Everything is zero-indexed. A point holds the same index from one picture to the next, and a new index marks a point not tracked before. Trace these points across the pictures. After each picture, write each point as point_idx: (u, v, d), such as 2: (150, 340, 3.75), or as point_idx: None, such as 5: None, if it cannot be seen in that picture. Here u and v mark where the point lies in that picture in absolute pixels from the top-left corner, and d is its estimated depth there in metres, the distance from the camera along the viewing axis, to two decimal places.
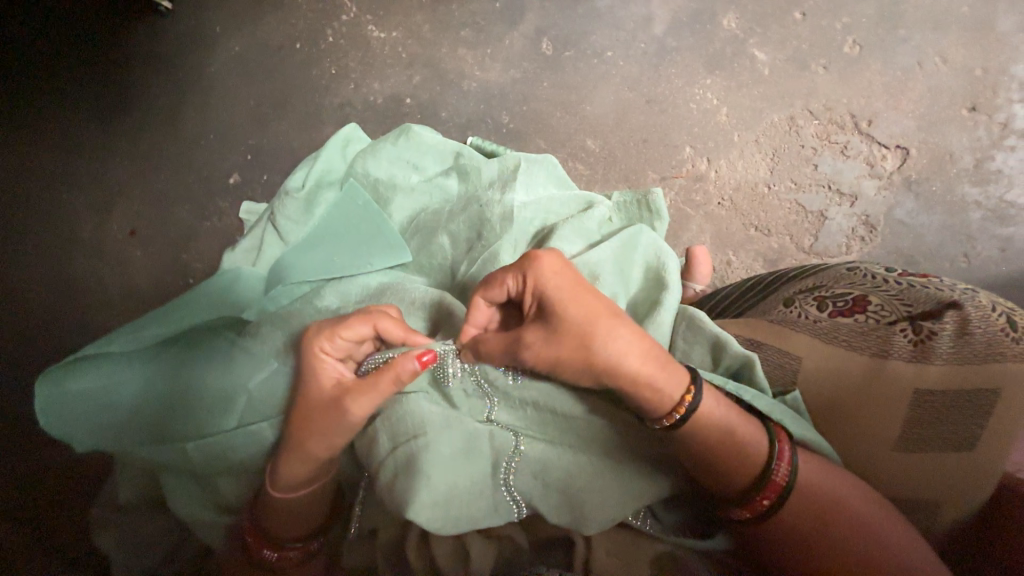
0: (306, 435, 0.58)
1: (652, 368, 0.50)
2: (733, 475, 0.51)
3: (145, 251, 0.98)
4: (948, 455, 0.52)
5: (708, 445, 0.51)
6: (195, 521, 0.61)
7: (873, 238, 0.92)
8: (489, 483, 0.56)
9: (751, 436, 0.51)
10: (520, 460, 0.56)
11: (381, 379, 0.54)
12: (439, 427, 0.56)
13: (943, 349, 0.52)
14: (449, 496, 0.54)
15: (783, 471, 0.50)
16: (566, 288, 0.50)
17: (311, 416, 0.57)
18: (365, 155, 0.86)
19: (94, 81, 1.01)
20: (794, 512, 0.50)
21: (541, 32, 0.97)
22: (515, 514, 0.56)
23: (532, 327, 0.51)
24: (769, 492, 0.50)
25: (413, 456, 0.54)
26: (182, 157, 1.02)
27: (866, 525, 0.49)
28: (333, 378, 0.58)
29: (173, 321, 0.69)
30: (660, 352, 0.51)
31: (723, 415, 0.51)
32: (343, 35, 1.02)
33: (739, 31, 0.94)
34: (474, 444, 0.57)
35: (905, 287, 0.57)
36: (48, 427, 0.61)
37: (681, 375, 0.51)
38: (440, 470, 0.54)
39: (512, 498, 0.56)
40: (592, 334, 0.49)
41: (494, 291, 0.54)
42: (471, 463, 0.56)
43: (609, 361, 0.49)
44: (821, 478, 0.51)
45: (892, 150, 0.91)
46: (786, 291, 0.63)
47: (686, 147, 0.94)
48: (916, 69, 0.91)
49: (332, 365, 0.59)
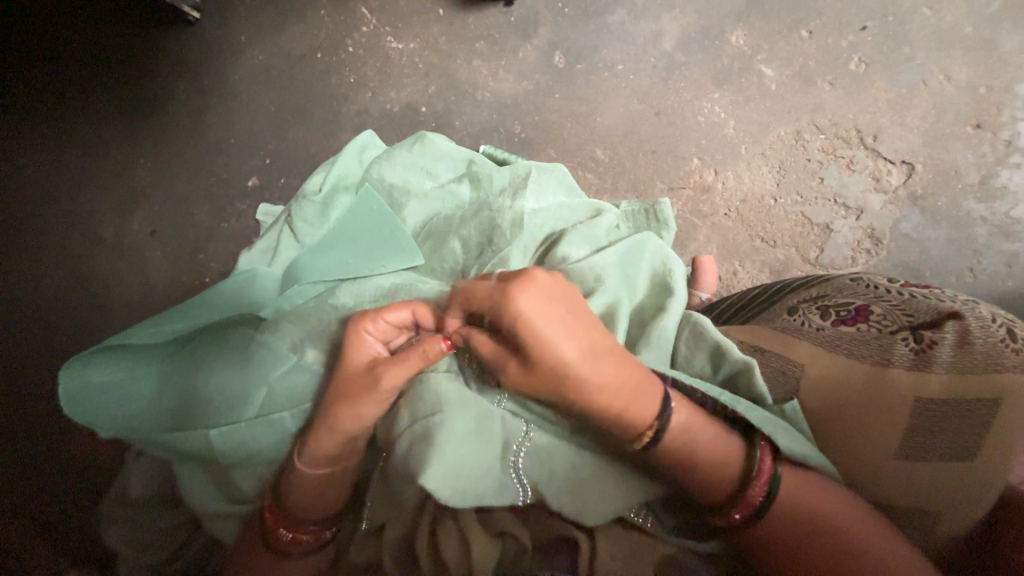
0: (338, 408, 0.58)
1: (626, 402, 0.50)
2: (709, 486, 0.53)
3: (163, 252, 1.02)
4: (952, 464, 0.52)
5: (684, 458, 0.53)
6: (209, 510, 0.65)
7: (879, 252, 0.93)
8: (499, 465, 0.57)
9: (726, 452, 0.53)
10: (531, 444, 0.57)
11: (411, 355, 0.57)
12: (454, 404, 0.57)
13: (944, 358, 0.52)
14: (460, 471, 0.54)
15: (761, 487, 0.52)
16: (550, 326, 0.47)
17: (345, 388, 0.58)
18: (380, 161, 0.88)
19: (123, 87, 1.05)
20: (773, 521, 0.52)
21: (554, 46, 1.00)
22: (519, 497, 0.57)
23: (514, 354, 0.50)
24: (743, 507, 0.52)
25: (429, 428, 0.55)
26: (204, 161, 1.06)
27: (851, 531, 0.50)
28: (371, 355, 0.60)
29: (191, 316, 0.70)
30: (635, 382, 0.50)
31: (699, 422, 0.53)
32: (363, 45, 1.05)
33: (747, 47, 0.96)
34: (486, 423, 0.57)
35: (907, 298, 0.58)
36: (73, 413, 0.64)
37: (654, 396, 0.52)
38: (452, 445, 0.54)
39: (518, 481, 0.57)
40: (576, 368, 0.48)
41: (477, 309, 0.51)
42: (480, 442, 0.56)
43: (585, 398, 0.50)
44: (810, 492, 0.52)
45: (897, 165, 0.93)
46: (790, 300, 0.64)
47: (694, 159, 0.96)
48: (921, 87, 0.93)
49: (369, 345, 0.60)
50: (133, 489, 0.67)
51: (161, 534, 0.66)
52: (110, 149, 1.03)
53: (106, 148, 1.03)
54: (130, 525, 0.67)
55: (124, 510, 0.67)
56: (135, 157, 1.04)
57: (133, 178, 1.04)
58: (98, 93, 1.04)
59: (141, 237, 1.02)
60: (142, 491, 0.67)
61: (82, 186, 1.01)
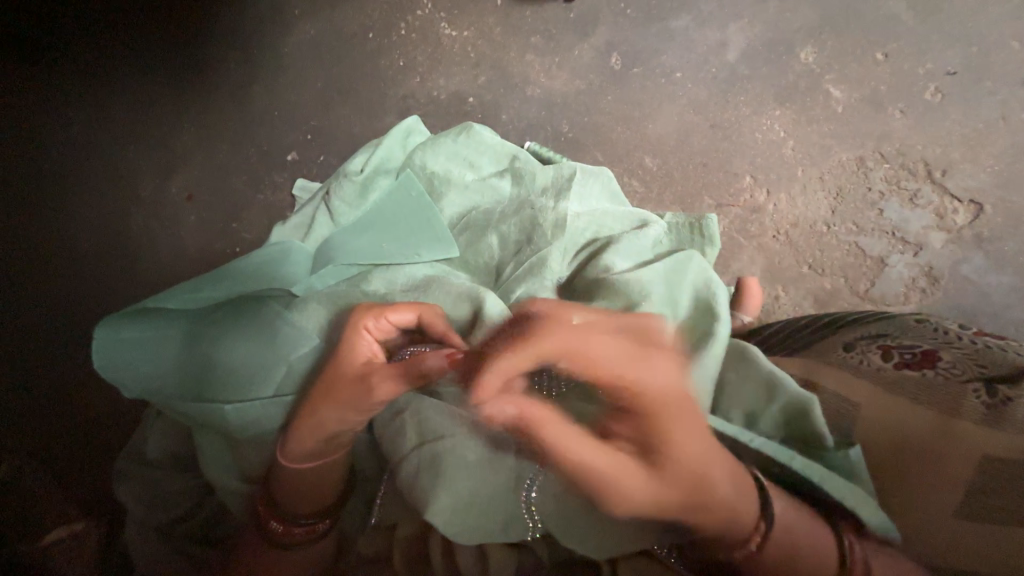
0: (324, 405, 0.59)
1: (700, 483, 0.46)
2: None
3: (198, 216, 1.04)
4: (1005, 529, 0.49)
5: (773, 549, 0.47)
6: (220, 482, 0.65)
7: (936, 291, 0.89)
8: (510, 496, 0.52)
9: (811, 529, 0.48)
10: (546, 481, 0.49)
11: (407, 368, 0.57)
12: (464, 430, 0.53)
13: (1019, 416, 0.51)
14: (468, 504, 0.54)
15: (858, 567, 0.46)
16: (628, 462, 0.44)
17: (338, 385, 0.59)
18: (424, 149, 0.89)
19: (172, 50, 1.05)
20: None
21: (611, 47, 0.98)
22: (529, 534, 0.54)
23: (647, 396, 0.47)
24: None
25: (437, 456, 0.54)
26: (246, 132, 1.07)
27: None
28: (369, 354, 0.60)
29: (229, 285, 0.72)
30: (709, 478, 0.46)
31: (789, 507, 0.49)
32: (415, 29, 1.04)
33: (815, 65, 0.94)
34: (498, 455, 0.51)
35: (981, 349, 0.58)
36: (101, 368, 0.64)
37: (747, 485, 0.48)
38: (461, 477, 0.53)
39: (530, 517, 0.52)
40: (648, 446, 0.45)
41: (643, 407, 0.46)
42: (491, 474, 0.52)
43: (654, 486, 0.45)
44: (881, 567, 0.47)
45: (964, 204, 0.89)
46: (846, 335, 0.64)
47: (746, 176, 0.94)
48: (1000, 123, 0.90)
49: (368, 344, 0.61)
50: (152, 449, 0.69)
51: (172, 492, 0.66)
52: (156, 110, 1.03)
53: (148, 105, 1.02)
54: (142, 480, 0.68)
55: (139, 467, 0.69)
56: (178, 120, 1.04)
57: (174, 140, 1.03)
58: (149, 54, 1.04)
59: (178, 199, 1.01)
60: (160, 450, 0.69)
61: None
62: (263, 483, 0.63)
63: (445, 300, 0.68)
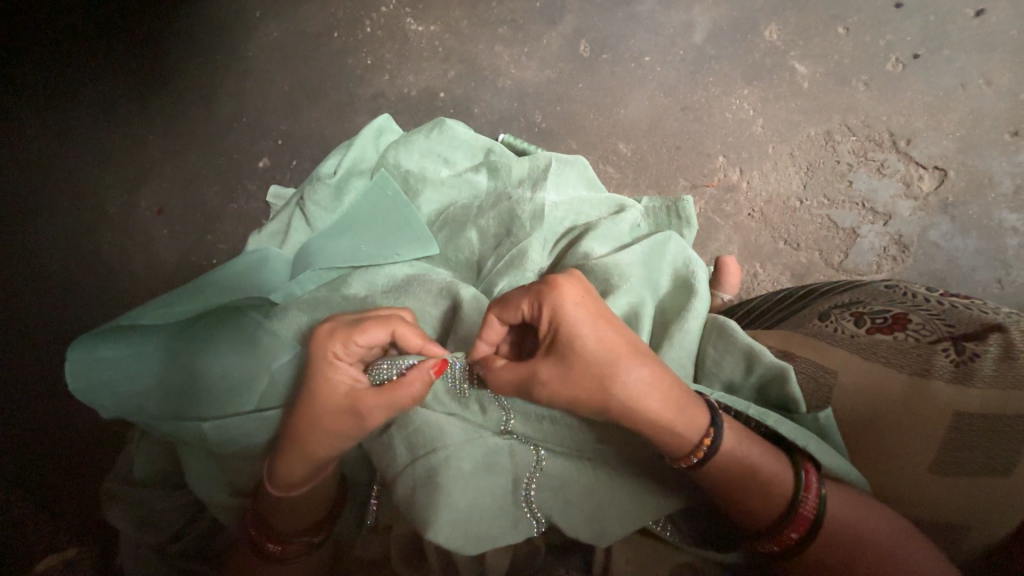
0: (310, 438, 0.54)
1: (674, 414, 0.48)
2: (756, 507, 0.50)
3: (171, 230, 1.01)
4: (976, 480, 0.51)
5: (731, 479, 0.50)
6: (215, 499, 0.63)
7: (905, 259, 0.92)
8: (510, 498, 0.55)
9: (776, 471, 0.50)
10: (541, 475, 0.55)
11: (397, 393, 0.52)
12: (459, 440, 0.55)
13: (986, 372, 0.51)
14: (471, 511, 0.53)
15: (810, 504, 0.49)
16: (578, 390, 0.48)
17: (319, 421, 0.53)
18: (397, 146, 0.86)
19: (128, 60, 1.02)
20: (823, 545, 0.49)
21: (579, 34, 0.98)
22: (534, 529, 0.55)
23: (577, 334, 0.47)
24: (798, 526, 0.49)
25: (432, 470, 0.53)
26: (212, 139, 1.03)
27: (897, 539, 0.49)
28: (346, 385, 0.53)
29: (202, 298, 0.70)
30: (680, 394, 0.49)
31: (774, 460, 0.51)
32: (381, 26, 1.03)
33: (780, 42, 0.95)
34: (494, 458, 0.55)
35: (947, 307, 0.57)
36: (77, 390, 0.62)
37: (697, 408, 0.50)
38: (461, 486, 0.53)
39: (530, 514, 0.55)
40: (577, 369, 0.47)
41: (572, 340, 0.47)
42: (490, 479, 0.54)
43: (626, 407, 0.48)
44: (850, 515, 0.49)
45: (929, 171, 0.92)
46: (820, 305, 0.62)
47: (719, 157, 0.95)
48: (960, 90, 0.92)
49: (345, 371, 0.54)
50: (137, 469, 0.66)
51: (162, 510, 0.64)
52: (118, 124, 1.00)
53: (112, 122, 1.00)
54: (127, 503, 0.64)
55: (124, 489, 0.65)
56: (141, 133, 1.01)
57: (139, 153, 1.01)
58: (104, 64, 1.01)
59: (149, 216, 1.00)
60: (146, 470, 0.65)
61: (86, 159, 0.98)
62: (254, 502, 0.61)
63: (427, 300, 0.68)
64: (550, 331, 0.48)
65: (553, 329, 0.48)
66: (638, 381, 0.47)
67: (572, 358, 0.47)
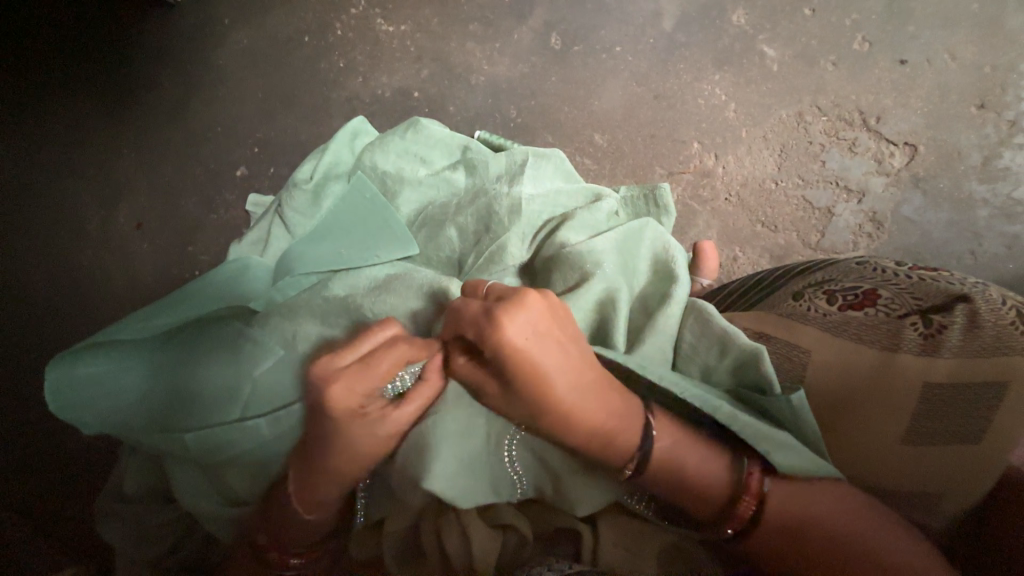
0: (352, 470, 0.55)
1: (611, 435, 0.52)
2: (695, 503, 0.54)
3: (152, 243, 0.99)
4: (948, 448, 0.52)
5: (673, 484, 0.53)
6: (206, 512, 0.61)
7: (880, 235, 0.93)
8: (494, 459, 0.56)
9: (716, 475, 0.53)
10: (522, 439, 0.55)
11: (426, 403, 0.56)
12: (445, 405, 0.56)
13: (953, 343, 0.52)
14: (457, 470, 0.54)
15: (749, 507, 0.51)
16: (515, 408, 0.52)
17: (364, 455, 0.54)
18: (373, 148, 0.86)
19: (97, 75, 1.01)
20: (766, 534, 0.51)
21: (549, 27, 0.98)
22: (517, 491, 0.57)
23: (517, 371, 0.49)
24: (733, 523, 0.52)
25: (422, 431, 0.55)
26: (187, 150, 1.02)
27: (853, 527, 0.50)
28: (379, 415, 0.53)
29: (182, 311, 0.69)
30: (624, 415, 0.52)
31: (712, 459, 0.54)
32: (351, 28, 1.02)
33: (748, 26, 0.95)
34: (476, 423, 0.56)
35: (916, 281, 0.57)
36: (57, 410, 0.62)
37: (638, 422, 0.53)
38: (446, 446, 0.54)
39: (514, 474, 0.56)
40: (515, 395, 0.51)
41: (513, 375, 0.50)
42: (473, 441, 0.55)
43: (559, 430, 0.52)
44: (801, 502, 0.51)
45: (900, 147, 0.93)
46: (795, 285, 0.63)
47: (694, 143, 0.95)
48: (926, 66, 0.93)
49: (376, 408, 0.53)
50: (128, 485, 0.65)
51: (156, 525, 0.63)
52: (90, 139, 0.99)
53: (84, 137, 0.99)
54: (122, 522, 0.64)
55: (119, 507, 0.65)
56: (115, 147, 1.00)
57: (115, 168, 1.00)
58: (72, 80, 1.00)
59: (130, 232, 0.99)
60: (137, 486, 0.65)
61: (61, 177, 0.97)
62: (262, 512, 0.60)
63: (409, 298, 0.68)
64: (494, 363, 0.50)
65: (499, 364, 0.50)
66: (573, 411, 0.50)
67: (511, 385, 0.51)
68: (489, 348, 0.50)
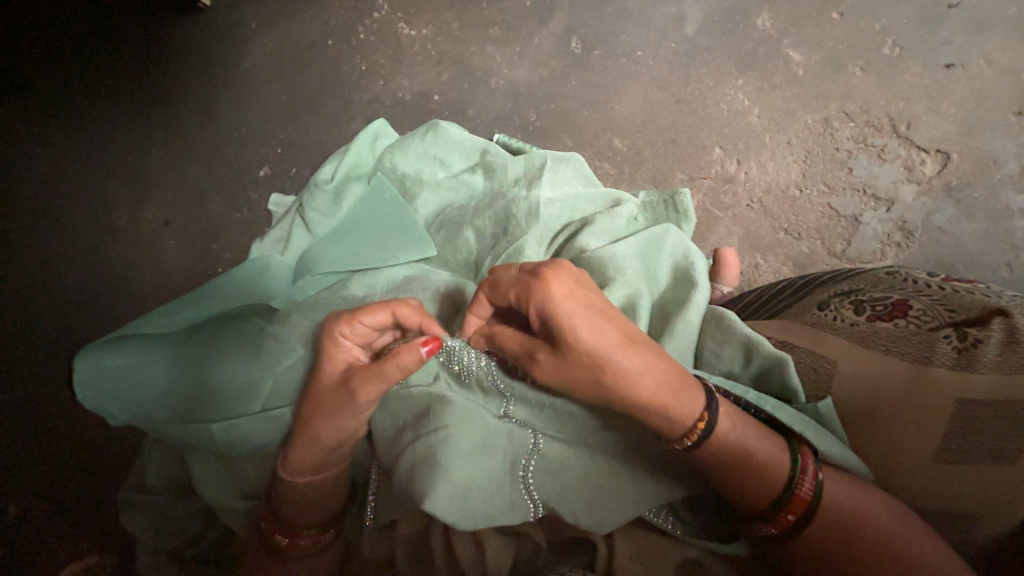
0: (318, 420, 0.57)
1: (669, 398, 0.49)
2: (752, 492, 0.50)
3: (177, 240, 1.02)
4: (986, 466, 0.50)
5: (727, 461, 0.50)
6: (219, 502, 0.63)
7: (909, 245, 0.90)
8: (507, 479, 0.54)
9: (774, 457, 0.50)
10: (539, 458, 0.55)
11: (386, 368, 0.54)
12: (460, 418, 0.55)
13: (990, 358, 0.50)
14: (467, 489, 0.53)
15: (808, 485, 0.49)
16: (574, 372, 0.49)
17: (321, 398, 0.57)
18: (393, 150, 0.87)
19: (128, 74, 1.04)
20: (819, 528, 0.49)
21: (570, 31, 0.98)
22: (531, 514, 0.54)
23: (568, 323, 0.48)
24: (795, 507, 0.49)
25: (432, 449, 0.53)
26: (213, 150, 1.05)
27: (893, 536, 0.48)
28: (347, 362, 0.58)
29: (207, 305, 0.70)
30: (675, 379, 0.49)
31: (767, 445, 0.51)
32: (374, 32, 1.04)
33: (773, 31, 0.94)
34: (492, 440, 0.55)
35: (948, 293, 0.55)
36: (86, 401, 0.63)
37: (696, 392, 0.50)
38: (458, 464, 0.53)
39: (529, 497, 0.54)
40: (570, 356, 0.49)
41: (564, 329, 0.48)
42: (487, 458, 0.54)
43: (621, 394, 0.49)
44: (845, 497, 0.49)
45: (931, 155, 0.90)
46: (820, 294, 0.61)
47: (716, 148, 0.94)
48: (959, 71, 0.90)
49: (349, 349, 0.58)
50: (150, 474, 0.66)
51: (176, 516, 0.64)
52: (117, 135, 1.02)
53: (112, 132, 1.01)
54: (147, 511, 0.64)
55: (135, 497, 0.65)
56: (144, 146, 1.03)
57: (144, 166, 1.03)
58: (105, 77, 1.03)
59: (155, 227, 1.02)
60: (159, 475, 0.66)
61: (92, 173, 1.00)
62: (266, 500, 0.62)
63: (427, 298, 0.69)
64: (541, 317, 0.49)
65: (546, 316, 0.49)
66: (632, 366, 0.48)
67: (563, 344, 0.48)
68: (534, 301, 0.49)
